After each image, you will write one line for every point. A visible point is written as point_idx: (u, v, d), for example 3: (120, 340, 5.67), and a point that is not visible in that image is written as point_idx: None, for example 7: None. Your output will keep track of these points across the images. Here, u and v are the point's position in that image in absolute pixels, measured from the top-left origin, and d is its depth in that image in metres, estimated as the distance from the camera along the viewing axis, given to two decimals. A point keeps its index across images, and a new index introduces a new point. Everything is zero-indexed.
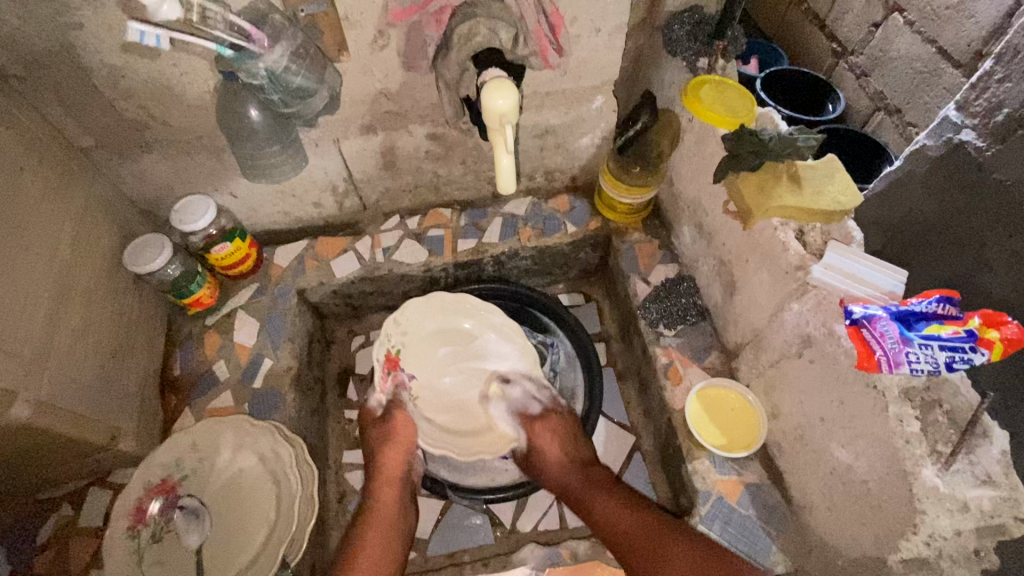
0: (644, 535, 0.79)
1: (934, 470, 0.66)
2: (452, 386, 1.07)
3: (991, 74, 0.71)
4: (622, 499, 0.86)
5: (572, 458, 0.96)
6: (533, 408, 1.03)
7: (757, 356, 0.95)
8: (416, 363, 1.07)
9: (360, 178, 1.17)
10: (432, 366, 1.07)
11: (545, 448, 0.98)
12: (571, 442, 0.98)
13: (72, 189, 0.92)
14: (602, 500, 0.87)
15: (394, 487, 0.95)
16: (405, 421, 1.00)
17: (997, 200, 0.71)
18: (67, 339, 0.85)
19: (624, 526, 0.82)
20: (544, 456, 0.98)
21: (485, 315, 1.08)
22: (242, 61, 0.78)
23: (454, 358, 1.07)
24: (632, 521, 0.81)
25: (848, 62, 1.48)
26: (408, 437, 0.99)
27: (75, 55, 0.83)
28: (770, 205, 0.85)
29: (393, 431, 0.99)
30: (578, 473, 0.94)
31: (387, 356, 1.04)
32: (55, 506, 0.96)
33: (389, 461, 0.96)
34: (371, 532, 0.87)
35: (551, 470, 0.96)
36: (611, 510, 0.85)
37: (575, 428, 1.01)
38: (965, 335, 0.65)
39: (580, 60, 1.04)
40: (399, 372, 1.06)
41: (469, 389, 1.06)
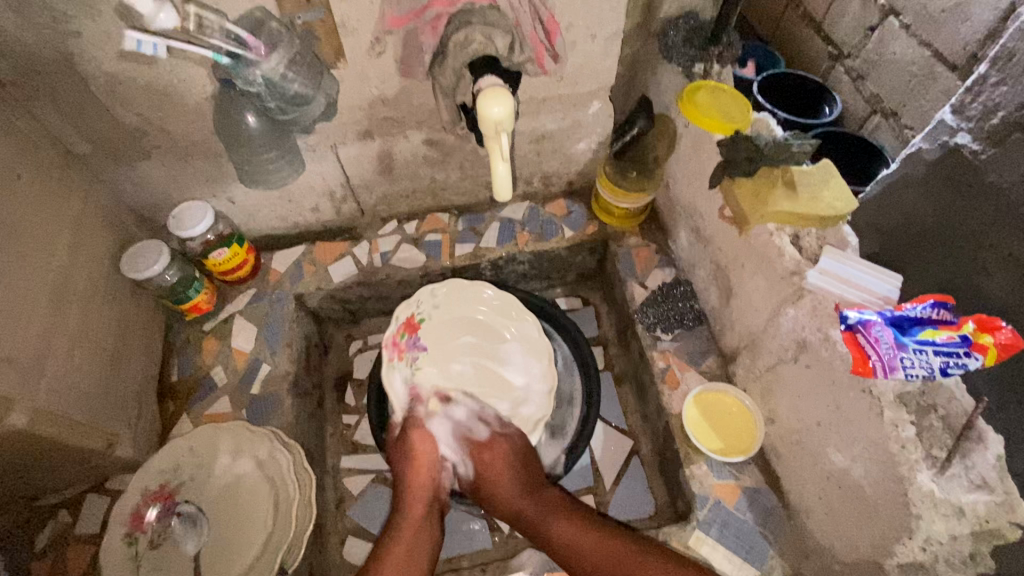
0: (608, 557, 0.83)
1: (930, 475, 0.66)
2: (459, 375, 1.02)
3: (986, 77, 0.72)
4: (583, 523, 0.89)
5: (521, 486, 0.94)
6: (479, 432, 0.97)
7: (754, 360, 0.95)
8: (437, 342, 1.04)
9: (357, 183, 1.17)
10: (450, 349, 1.04)
11: (492, 476, 0.94)
12: (526, 462, 0.96)
13: (69, 195, 0.92)
14: (562, 524, 0.89)
15: (423, 502, 0.93)
16: (423, 437, 0.96)
17: (994, 203, 0.72)
18: (64, 346, 0.85)
19: (589, 550, 0.85)
20: (494, 483, 0.94)
21: (515, 324, 1.06)
22: (238, 69, 0.78)
23: (472, 347, 1.04)
24: (598, 546, 0.85)
25: (844, 65, 1.49)
26: (430, 453, 0.96)
27: (72, 62, 0.83)
28: (766, 210, 0.86)
29: (412, 448, 0.96)
30: (533, 500, 0.94)
31: (409, 321, 1.05)
32: (53, 513, 0.96)
33: (414, 478, 0.94)
34: (395, 549, 0.87)
35: (502, 497, 0.94)
36: (573, 534, 0.88)
37: (524, 448, 0.97)
38: (960, 341, 0.65)
39: (577, 66, 1.04)
40: (419, 343, 1.04)
41: (473, 383, 1.01)
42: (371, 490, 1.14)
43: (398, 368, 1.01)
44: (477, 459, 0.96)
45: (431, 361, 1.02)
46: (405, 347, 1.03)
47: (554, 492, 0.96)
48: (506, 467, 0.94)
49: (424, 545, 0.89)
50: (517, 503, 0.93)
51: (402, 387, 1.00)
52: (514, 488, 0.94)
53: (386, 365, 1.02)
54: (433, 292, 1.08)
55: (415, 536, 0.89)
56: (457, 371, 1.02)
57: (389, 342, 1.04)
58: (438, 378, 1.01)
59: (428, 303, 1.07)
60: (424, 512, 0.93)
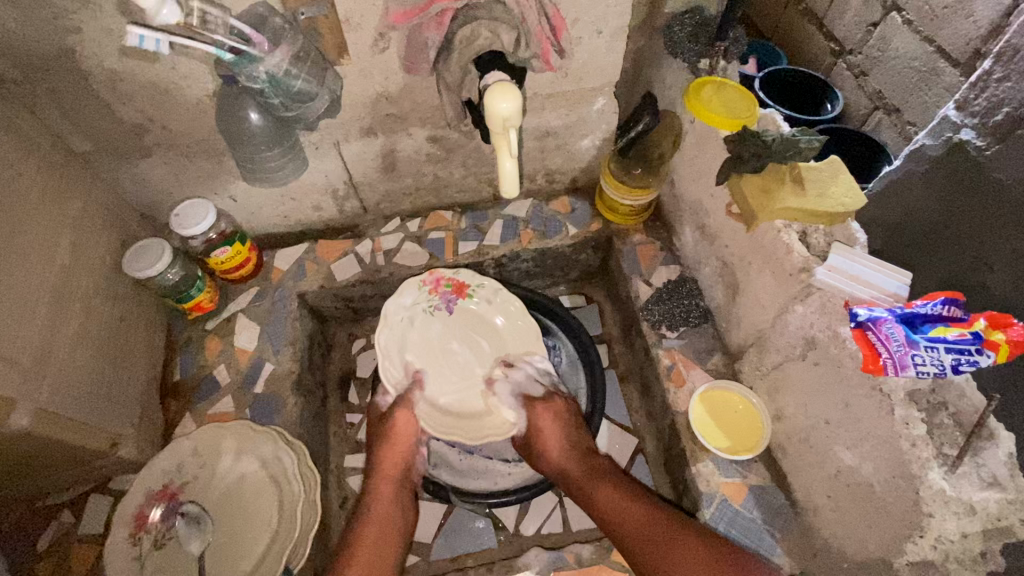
0: (651, 527, 0.79)
1: (941, 473, 0.66)
2: (448, 353, 1.02)
3: (990, 73, 0.71)
4: (626, 491, 0.86)
5: (571, 446, 0.94)
6: (536, 389, 0.98)
7: (761, 358, 0.95)
8: (455, 316, 1.04)
9: (360, 181, 1.16)
10: (461, 333, 1.04)
11: (539, 436, 0.95)
12: (572, 430, 0.95)
13: (71, 193, 0.92)
14: (606, 491, 0.87)
15: (392, 482, 0.92)
16: (405, 418, 0.95)
17: (999, 199, 0.71)
18: (67, 345, 0.84)
19: (625, 517, 0.82)
20: (545, 443, 0.94)
21: (518, 339, 1.02)
22: (241, 65, 0.78)
23: (470, 338, 1.04)
24: (639, 513, 0.82)
25: (846, 61, 1.48)
26: (408, 436, 0.95)
27: (73, 59, 0.82)
28: (773, 206, 0.85)
29: (391, 431, 0.95)
30: (581, 462, 0.93)
31: (462, 285, 1.04)
32: (55, 513, 0.95)
33: (386, 457, 0.93)
34: (369, 531, 0.85)
35: (551, 458, 0.94)
36: (614, 502, 0.84)
37: (575, 413, 0.98)
38: (971, 337, 0.64)
39: (582, 62, 1.03)
40: (453, 300, 1.04)
41: (461, 365, 1.02)
42: None
43: (417, 301, 1.04)
44: (531, 415, 0.96)
45: (441, 324, 1.04)
46: (436, 299, 1.04)
47: (602, 460, 0.94)
48: (556, 426, 0.95)
49: (396, 526, 0.87)
50: (563, 463, 0.93)
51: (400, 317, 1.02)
52: (565, 451, 0.94)
53: (401, 289, 1.03)
54: (497, 292, 1.05)
55: (388, 514, 0.88)
56: (454, 349, 1.03)
57: (426, 278, 1.05)
58: (430, 339, 1.03)
59: (484, 290, 1.05)
60: (393, 490, 0.92)
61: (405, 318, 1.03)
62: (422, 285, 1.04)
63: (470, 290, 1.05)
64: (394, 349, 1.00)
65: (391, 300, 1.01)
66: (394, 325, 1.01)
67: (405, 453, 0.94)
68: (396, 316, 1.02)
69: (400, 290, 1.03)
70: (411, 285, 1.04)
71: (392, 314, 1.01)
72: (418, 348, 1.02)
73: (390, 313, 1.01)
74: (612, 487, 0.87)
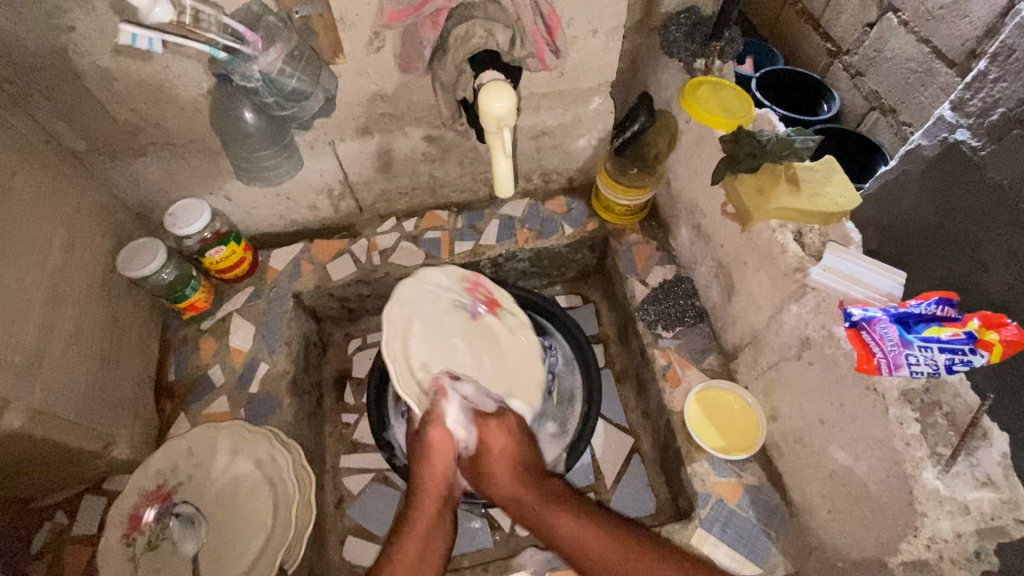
0: (620, 559, 0.77)
1: (935, 472, 0.66)
2: (449, 345, 0.98)
3: (986, 74, 0.71)
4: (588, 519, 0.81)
5: (524, 470, 0.86)
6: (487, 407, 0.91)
7: (756, 358, 0.95)
8: (477, 325, 1.04)
9: (356, 180, 1.16)
10: (468, 331, 1.03)
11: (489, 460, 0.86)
12: (525, 450, 0.88)
13: (64, 193, 0.91)
14: (567, 519, 0.81)
15: (434, 501, 0.85)
16: (442, 434, 0.85)
17: (994, 199, 0.71)
18: (61, 345, 0.84)
19: (597, 550, 0.78)
20: (495, 463, 0.85)
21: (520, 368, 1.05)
22: (235, 64, 0.77)
23: (474, 339, 1.02)
24: (609, 544, 0.79)
25: (842, 62, 1.48)
26: (447, 454, 0.85)
27: (66, 57, 0.82)
28: (769, 206, 0.85)
29: (428, 447, 0.85)
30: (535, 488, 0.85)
31: (497, 302, 1.07)
32: (48, 514, 0.95)
33: (427, 477, 0.85)
34: (409, 554, 0.78)
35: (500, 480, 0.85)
36: (577, 530, 0.80)
37: (525, 430, 0.90)
38: (965, 337, 0.65)
39: (578, 62, 1.03)
40: (481, 311, 1.05)
41: (454, 364, 0.97)
42: (371, 490, 1.13)
43: (450, 291, 1.04)
44: (482, 430, 0.86)
45: (461, 324, 1.02)
46: (467, 300, 1.05)
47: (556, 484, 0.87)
48: (507, 448, 0.87)
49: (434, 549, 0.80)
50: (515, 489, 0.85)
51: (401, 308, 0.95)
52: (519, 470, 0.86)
53: (444, 270, 1.04)
54: (522, 325, 1.09)
55: (428, 536, 0.81)
56: (452, 348, 0.98)
57: (467, 278, 1.07)
58: (427, 333, 0.97)
59: (513, 318, 1.09)
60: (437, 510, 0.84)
61: (431, 298, 1.00)
62: (463, 282, 1.06)
63: (501, 310, 1.08)
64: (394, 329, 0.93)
65: (429, 272, 1.01)
66: (410, 303, 0.97)
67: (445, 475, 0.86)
68: (431, 286, 1.01)
69: (442, 272, 1.04)
70: (454, 273, 1.05)
71: (428, 282, 1.01)
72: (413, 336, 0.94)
73: (427, 281, 1.01)
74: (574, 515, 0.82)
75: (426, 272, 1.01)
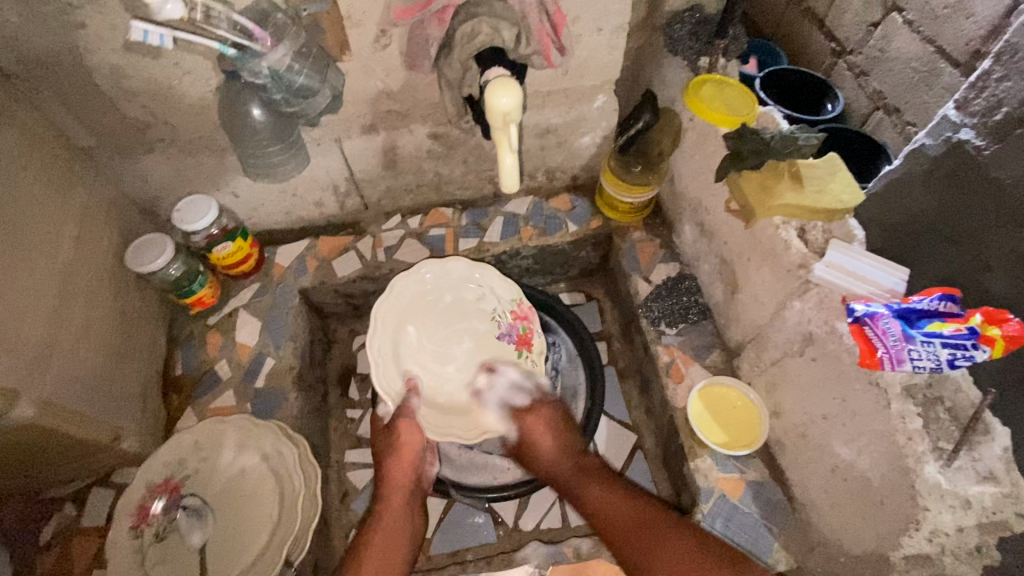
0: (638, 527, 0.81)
1: (937, 466, 0.66)
2: (452, 340, 1.03)
3: (990, 73, 0.71)
4: (615, 489, 0.87)
5: (563, 448, 0.95)
6: (519, 401, 0.98)
7: (759, 354, 0.95)
8: (497, 344, 1.03)
9: (361, 178, 1.17)
10: (478, 340, 1.03)
11: (533, 440, 0.96)
12: (564, 433, 0.96)
13: (74, 188, 0.92)
14: (597, 489, 0.89)
15: (404, 492, 0.92)
16: (410, 431, 0.93)
17: (999, 198, 0.71)
18: (70, 339, 0.85)
19: (615, 518, 0.84)
20: (535, 446, 0.96)
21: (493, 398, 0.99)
22: (244, 60, 0.78)
23: (476, 348, 1.03)
24: (626, 511, 0.84)
25: (846, 61, 1.49)
26: (412, 449, 0.93)
27: (77, 54, 0.83)
28: (772, 203, 0.86)
29: (397, 442, 0.93)
30: (571, 463, 0.94)
31: (524, 340, 1.02)
32: (57, 506, 0.96)
33: (394, 470, 0.92)
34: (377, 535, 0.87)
35: (540, 460, 0.96)
36: (605, 499, 0.87)
37: (567, 419, 0.98)
38: (967, 333, 0.65)
39: (582, 59, 1.04)
40: (510, 338, 1.03)
41: (451, 359, 1.02)
42: (374, 484, 1.14)
43: (495, 301, 1.05)
44: (519, 422, 0.96)
45: (483, 332, 1.04)
46: (506, 320, 1.04)
47: (594, 460, 0.94)
48: (548, 431, 0.96)
49: (406, 535, 0.88)
50: (553, 465, 0.95)
51: (435, 275, 1.05)
52: (558, 453, 0.95)
53: (506, 284, 1.05)
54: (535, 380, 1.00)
55: (397, 524, 0.89)
56: (456, 343, 1.03)
57: (520, 305, 1.05)
58: (442, 315, 1.04)
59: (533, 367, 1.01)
60: (404, 501, 0.92)
61: (474, 294, 1.06)
62: (513, 305, 1.05)
63: (529, 351, 1.02)
64: (412, 284, 1.03)
65: (491, 275, 1.05)
66: (443, 278, 1.05)
67: (413, 467, 0.93)
68: (480, 283, 1.05)
69: (504, 284, 1.05)
70: (510, 291, 1.05)
71: (480, 281, 1.05)
72: (422, 303, 1.04)
73: (483, 279, 1.05)
74: (603, 485, 0.89)
75: (487, 271, 1.06)
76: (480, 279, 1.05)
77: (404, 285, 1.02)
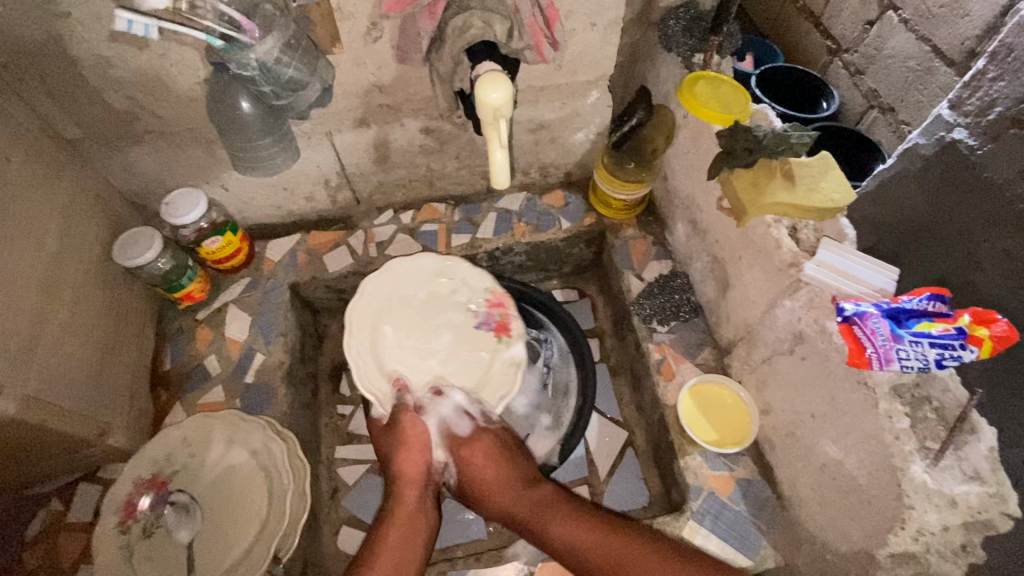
0: (611, 555, 0.78)
1: (923, 466, 0.67)
2: (431, 335, 1.02)
3: (984, 72, 0.71)
4: (576, 517, 0.84)
5: (509, 484, 0.92)
6: (461, 426, 0.96)
7: (750, 352, 0.95)
8: (476, 333, 1.02)
9: (353, 172, 1.16)
10: (456, 331, 1.02)
11: (476, 477, 0.93)
12: (506, 468, 0.93)
13: (59, 181, 0.91)
14: (556, 524, 0.84)
15: (416, 488, 0.91)
16: (413, 422, 0.94)
17: (991, 198, 0.71)
18: (55, 334, 0.84)
19: (586, 549, 0.80)
20: (482, 481, 0.93)
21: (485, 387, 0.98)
22: (231, 51, 0.76)
23: (455, 340, 1.01)
24: (594, 541, 0.80)
25: (842, 59, 1.48)
26: (419, 440, 0.93)
27: (61, 44, 0.82)
28: (764, 202, 0.85)
29: (403, 438, 0.93)
30: (523, 497, 0.90)
31: (504, 325, 1.01)
32: (43, 502, 0.95)
33: (405, 464, 0.92)
34: (392, 533, 0.85)
35: (491, 494, 0.92)
36: (568, 532, 0.83)
37: (510, 449, 0.96)
38: (955, 333, 0.65)
39: (576, 54, 1.03)
40: (488, 325, 1.02)
41: (432, 352, 1.00)
42: (365, 480, 1.14)
43: (469, 291, 1.06)
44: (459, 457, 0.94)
45: (461, 323, 1.03)
46: (482, 309, 1.04)
47: (545, 489, 0.91)
48: (489, 466, 0.93)
49: (420, 532, 0.87)
50: (506, 503, 0.90)
51: (406, 273, 1.07)
52: (507, 484, 0.92)
53: (476, 273, 1.07)
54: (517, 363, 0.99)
55: (409, 523, 0.87)
56: (434, 338, 1.01)
57: (494, 293, 1.05)
58: (420, 311, 1.04)
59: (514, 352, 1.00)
60: (417, 497, 0.91)
61: (450, 287, 1.06)
62: (487, 294, 1.06)
63: (508, 336, 1.01)
64: (382, 287, 1.04)
65: (462, 266, 1.07)
66: (413, 276, 1.07)
67: (422, 458, 0.93)
68: (452, 276, 1.07)
69: (477, 274, 1.07)
70: (484, 282, 1.06)
71: (452, 274, 1.07)
72: (395, 301, 1.04)
73: (455, 271, 1.07)
74: (562, 519, 0.84)
75: (457, 264, 1.08)
76: (452, 271, 1.07)
77: (375, 286, 1.04)
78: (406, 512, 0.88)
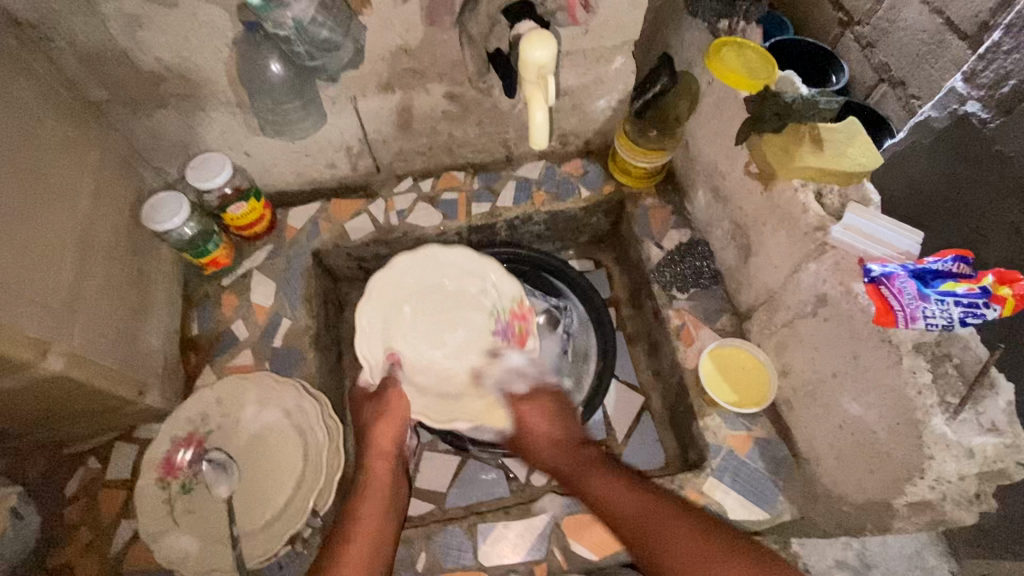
0: (645, 514, 0.78)
1: (943, 419, 0.69)
2: (448, 325, 1.07)
3: (1000, 45, 0.76)
4: (613, 475, 0.85)
5: (561, 437, 0.93)
6: (517, 385, 1.00)
7: (770, 317, 0.98)
8: (491, 338, 1.06)
9: (375, 139, 1.16)
10: (468, 326, 1.07)
11: (528, 429, 0.95)
12: (562, 421, 0.95)
13: (88, 144, 0.91)
14: (599, 479, 0.85)
15: (389, 459, 0.92)
16: (399, 397, 0.95)
17: (999, 171, 0.76)
18: (94, 294, 0.85)
19: (625, 504, 0.80)
20: (533, 436, 0.95)
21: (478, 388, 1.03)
22: (268, 10, 0.75)
23: (466, 333, 1.07)
24: (634, 498, 0.80)
25: (853, 32, 1.47)
26: (400, 414, 0.94)
27: (92, 3, 0.81)
28: (793, 165, 0.86)
29: (385, 409, 0.94)
30: (566, 454, 0.91)
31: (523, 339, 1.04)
32: (81, 460, 0.98)
33: (381, 436, 0.92)
34: (364, 504, 0.85)
35: (537, 449, 0.94)
36: (612, 486, 0.83)
37: (566, 404, 0.97)
38: (980, 292, 0.67)
39: (603, 19, 1.03)
40: (506, 335, 1.06)
41: (442, 343, 1.06)
42: None
43: (496, 296, 1.08)
44: (519, 406, 0.97)
45: (480, 325, 1.07)
46: (504, 317, 1.07)
47: (592, 449, 0.92)
48: (544, 418, 0.95)
49: (393, 504, 0.88)
50: (554, 457, 0.92)
51: (444, 261, 1.08)
52: (557, 437, 0.93)
53: (509, 282, 1.08)
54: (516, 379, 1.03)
55: (384, 498, 0.88)
56: (449, 330, 1.07)
57: (520, 305, 1.07)
58: (441, 300, 1.08)
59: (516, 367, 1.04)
60: (391, 470, 0.91)
61: (477, 286, 1.08)
62: (514, 302, 1.07)
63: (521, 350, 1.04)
64: (415, 269, 1.07)
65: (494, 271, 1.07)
66: (448, 265, 1.08)
67: (398, 432, 0.93)
68: (483, 277, 1.08)
69: (510, 282, 1.08)
70: (512, 290, 1.08)
71: (483, 275, 1.08)
72: (421, 286, 1.08)
73: (486, 273, 1.08)
74: (602, 475, 0.86)
75: (489, 264, 1.08)
76: (483, 272, 1.08)
77: (405, 266, 1.06)
78: (380, 484, 0.89)
